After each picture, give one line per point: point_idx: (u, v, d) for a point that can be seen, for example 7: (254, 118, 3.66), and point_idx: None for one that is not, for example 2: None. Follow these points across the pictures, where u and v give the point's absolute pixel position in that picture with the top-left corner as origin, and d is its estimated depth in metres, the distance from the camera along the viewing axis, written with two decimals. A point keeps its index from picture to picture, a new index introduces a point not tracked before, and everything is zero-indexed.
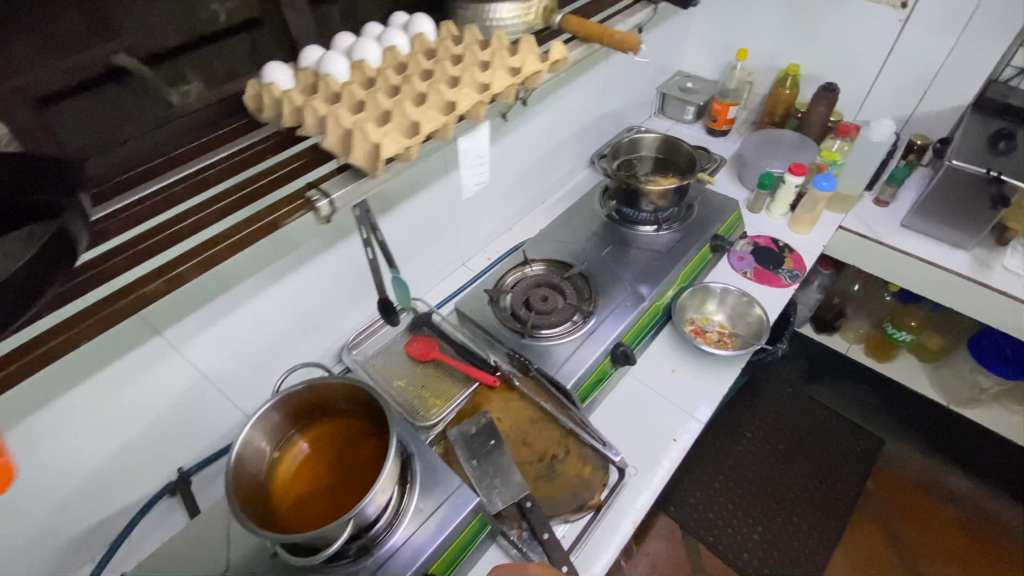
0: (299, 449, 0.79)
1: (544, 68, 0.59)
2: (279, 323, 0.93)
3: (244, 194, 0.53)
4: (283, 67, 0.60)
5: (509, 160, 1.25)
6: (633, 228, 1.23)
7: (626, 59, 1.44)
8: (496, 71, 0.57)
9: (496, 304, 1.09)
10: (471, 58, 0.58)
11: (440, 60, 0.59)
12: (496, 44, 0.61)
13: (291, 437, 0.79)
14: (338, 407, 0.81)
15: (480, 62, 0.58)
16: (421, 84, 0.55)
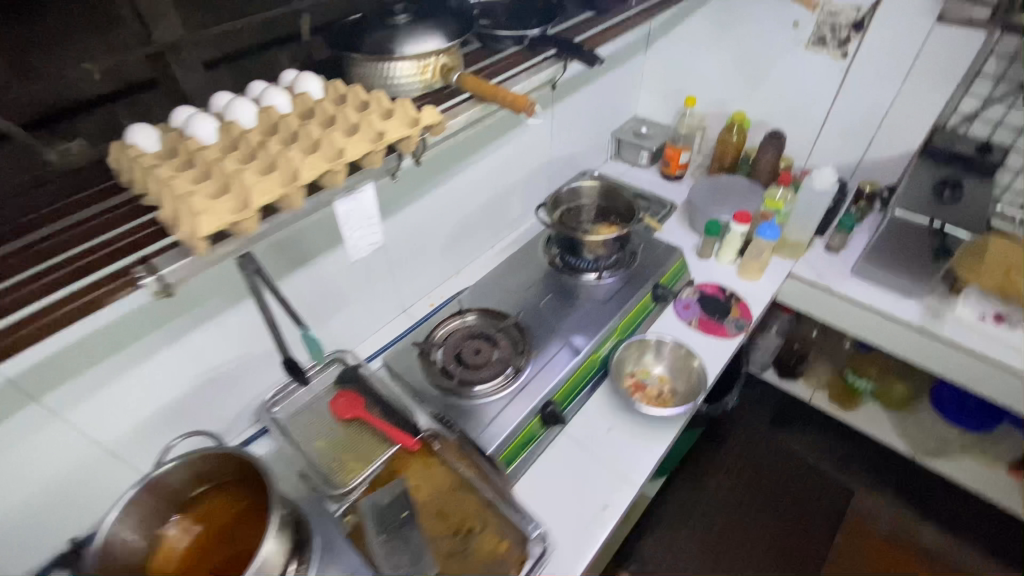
0: (176, 534, 0.72)
1: (413, 132, 0.55)
2: (184, 383, 0.88)
3: (73, 269, 0.48)
4: (149, 128, 0.57)
5: (450, 207, 1.22)
6: (575, 276, 1.19)
7: (578, 104, 1.43)
8: (361, 132, 0.53)
9: (426, 357, 1.04)
10: (340, 122, 0.55)
11: (311, 122, 0.57)
12: (374, 106, 0.58)
13: (167, 522, 0.73)
14: (225, 479, 0.76)
15: (348, 125, 0.55)
16: (274, 151, 0.51)
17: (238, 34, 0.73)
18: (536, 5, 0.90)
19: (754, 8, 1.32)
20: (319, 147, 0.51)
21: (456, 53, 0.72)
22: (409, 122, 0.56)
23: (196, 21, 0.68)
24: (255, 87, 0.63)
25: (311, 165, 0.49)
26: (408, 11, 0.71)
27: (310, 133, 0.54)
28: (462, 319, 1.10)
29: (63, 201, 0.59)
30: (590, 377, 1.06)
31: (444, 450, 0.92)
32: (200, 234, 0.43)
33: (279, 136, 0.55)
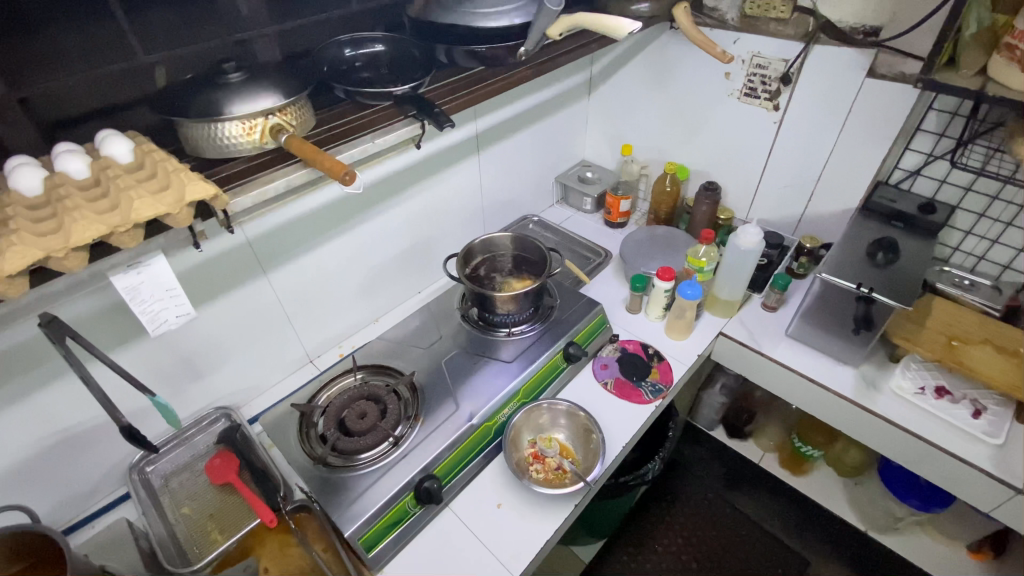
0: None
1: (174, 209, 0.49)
2: (27, 449, 0.81)
3: None
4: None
5: (361, 255, 1.17)
6: (487, 332, 1.13)
7: (513, 150, 1.39)
8: (114, 211, 0.48)
9: (308, 420, 0.98)
10: (104, 197, 0.50)
11: (81, 195, 0.52)
12: (155, 178, 0.53)
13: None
14: (37, 559, 0.73)
15: (109, 200, 0.50)
16: (7, 232, 0.46)
17: (82, 92, 0.71)
18: (418, 58, 0.87)
19: (685, 57, 1.28)
20: (55, 230, 0.47)
21: (296, 112, 0.69)
22: (174, 198, 0.50)
23: (23, 80, 0.66)
24: (60, 150, 0.60)
25: (18, 253, 0.44)
26: (244, 69, 0.67)
27: (62, 210, 0.49)
28: (354, 377, 1.06)
29: None
30: (485, 445, 0.98)
31: (305, 527, 0.88)
32: None
33: (40, 210, 0.51)
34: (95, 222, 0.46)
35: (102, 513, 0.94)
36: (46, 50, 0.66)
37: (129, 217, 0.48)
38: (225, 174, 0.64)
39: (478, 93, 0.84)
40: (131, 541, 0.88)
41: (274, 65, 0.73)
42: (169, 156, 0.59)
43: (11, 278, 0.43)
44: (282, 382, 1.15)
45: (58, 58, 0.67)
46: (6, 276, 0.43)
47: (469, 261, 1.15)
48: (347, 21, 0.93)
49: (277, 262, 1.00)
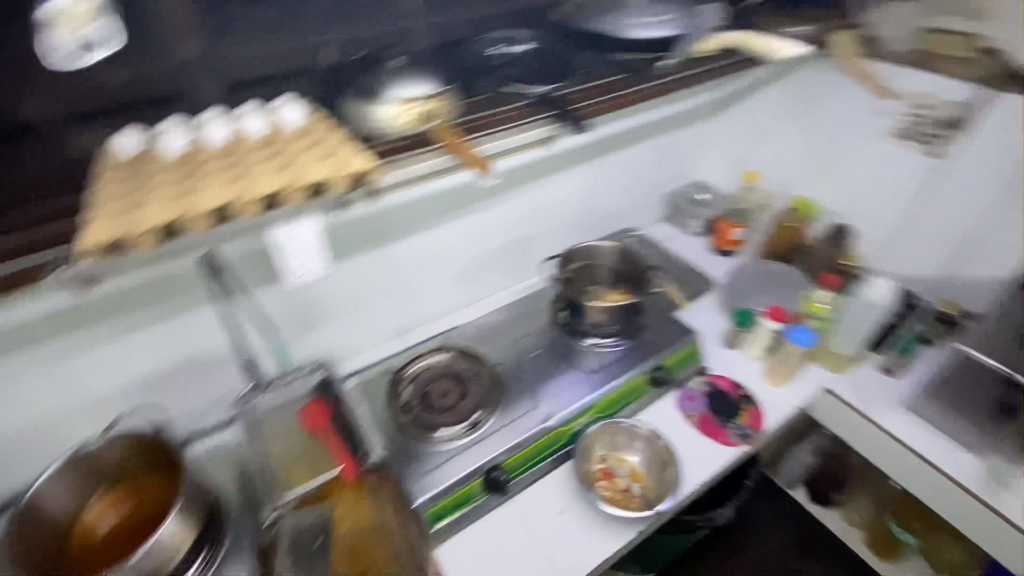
0: (100, 510, 0.78)
1: (337, 177, 0.54)
2: (165, 362, 0.93)
3: (18, 248, 0.56)
4: (133, 134, 0.62)
5: (466, 242, 1.22)
6: (576, 339, 1.11)
7: (630, 161, 1.38)
8: (287, 171, 0.54)
9: (394, 388, 1.04)
10: (280, 157, 0.57)
11: (258, 152, 0.58)
12: (320, 145, 0.59)
13: (91, 496, 0.79)
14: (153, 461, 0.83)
15: (283, 161, 0.56)
16: (194, 178, 0.53)
17: (265, 61, 0.80)
18: (561, 61, 0.89)
19: (835, 88, 1.19)
20: (237, 180, 0.53)
21: (446, 103, 0.72)
22: (337, 167, 0.55)
23: (222, 44, 0.76)
24: (241, 110, 0.68)
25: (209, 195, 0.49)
26: (405, 58, 0.73)
27: (243, 164, 0.56)
28: (441, 356, 1.10)
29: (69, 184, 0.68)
30: (555, 449, 0.98)
31: (377, 490, 0.90)
32: (86, 241, 0.46)
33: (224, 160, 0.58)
34: (265, 181, 0.52)
35: (208, 433, 1.05)
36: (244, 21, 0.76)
37: (300, 179, 0.53)
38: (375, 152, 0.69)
39: (614, 101, 0.84)
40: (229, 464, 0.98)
41: (430, 54, 0.77)
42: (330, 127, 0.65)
43: (201, 216, 0.49)
44: (374, 348, 1.22)
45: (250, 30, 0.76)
46: (196, 213, 0.49)
47: (569, 264, 1.16)
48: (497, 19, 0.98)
49: (393, 236, 1.07)
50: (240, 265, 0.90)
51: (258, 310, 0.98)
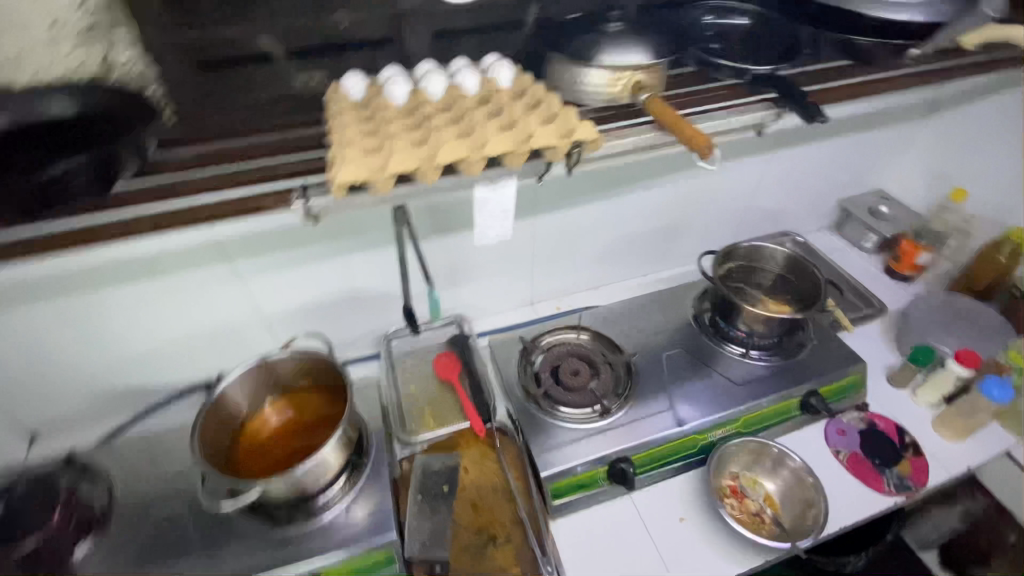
0: (270, 411, 0.88)
1: (562, 145, 0.53)
2: (332, 292, 1.01)
3: (259, 175, 0.62)
4: (360, 77, 0.65)
5: (616, 222, 1.18)
6: (719, 343, 1.05)
7: (808, 159, 1.24)
8: (511, 133, 0.53)
9: (525, 356, 1.04)
10: (503, 116, 0.56)
11: (478, 109, 0.58)
12: (540, 109, 0.58)
13: (266, 398, 0.88)
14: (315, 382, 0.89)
15: (507, 122, 0.55)
16: (425, 130, 0.54)
17: (471, 15, 0.80)
18: (781, 40, 0.79)
19: None
20: (466, 133, 0.54)
21: (658, 76, 0.67)
22: (562, 132, 0.55)
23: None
24: (456, 64, 0.68)
25: (449, 148, 0.51)
26: (624, 22, 0.68)
27: (470, 121, 0.56)
28: (575, 335, 1.08)
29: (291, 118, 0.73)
30: (682, 457, 0.94)
31: (505, 449, 0.94)
32: (337, 180, 0.49)
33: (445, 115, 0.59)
34: (491, 141, 0.52)
35: (355, 362, 1.13)
36: None
37: (527, 141, 0.53)
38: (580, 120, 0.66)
39: (841, 90, 0.74)
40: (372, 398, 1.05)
41: (644, 20, 0.72)
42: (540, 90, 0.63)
43: (436, 167, 0.51)
44: (505, 313, 1.24)
45: None
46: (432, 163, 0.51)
47: (726, 262, 1.08)
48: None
49: (548, 206, 1.07)
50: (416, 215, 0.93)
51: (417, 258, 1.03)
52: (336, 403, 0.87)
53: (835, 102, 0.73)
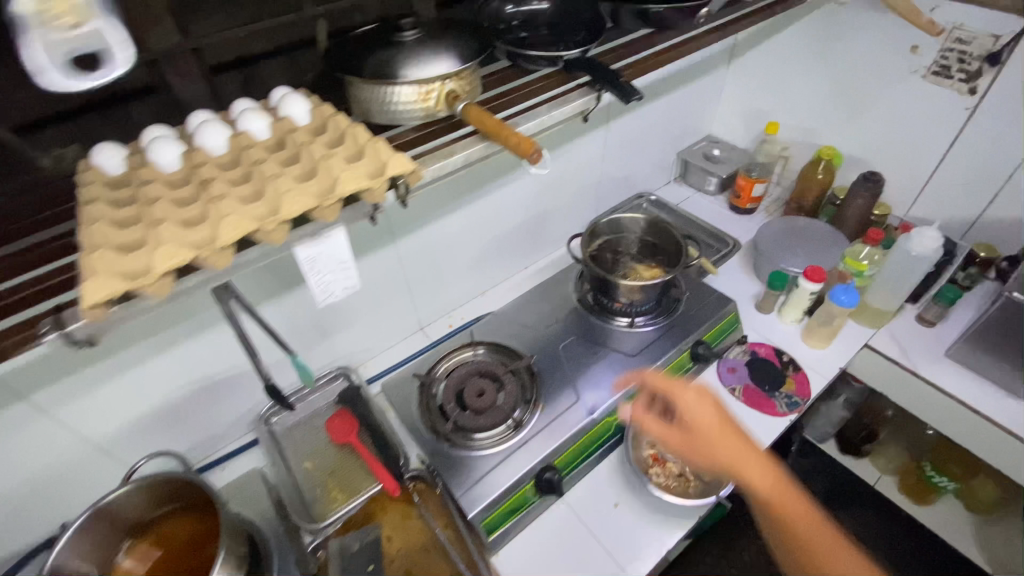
0: (130, 561, 0.72)
1: (374, 186, 0.47)
2: (179, 390, 0.85)
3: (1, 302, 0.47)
4: (114, 148, 0.53)
5: (481, 226, 1.14)
6: (606, 319, 1.06)
7: (642, 121, 1.28)
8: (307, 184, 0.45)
9: (425, 391, 0.96)
10: (302, 163, 0.47)
11: (270, 159, 0.49)
12: (343, 144, 0.50)
13: (121, 547, 0.72)
14: (182, 503, 0.75)
15: (306, 169, 0.47)
16: (201, 203, 0.44)
17: (249, 41, 0.69)
18: (584, 18, 0.78)
19: (858, 27, 1.12)
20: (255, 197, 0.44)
21: (468, 78, 0.63)
22: (374, 170, 0.47)
23: (195, 26, 0.64)
24: (237, 107, 0.58)
25: (233, 223, 0.42)
26: (418, 27, 0.63)
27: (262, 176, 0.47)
28: (472, 352, 1.02)
29: (44, 211, 0.58)
30: (601, 441, 0.94)
31: (428, 502, 0.88)
32: (87, 302, 0.37)
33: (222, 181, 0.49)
34: (283, 203, 0.43)
35: (236, 454, 0.98)
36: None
37: (333, 190, 0.46)
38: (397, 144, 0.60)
39: (650, 60, 0.75)
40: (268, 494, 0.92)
41: (442, 21, 0.67)
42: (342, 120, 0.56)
43: (225, 249, 0.42)
44: (393, 347, 1.15)
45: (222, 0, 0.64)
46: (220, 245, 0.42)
47: (593, 240, 1.09)
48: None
49: (404, 229, 0.99)
50: (255, 279, 0.81)
51: (274, 323, 0.90)
52: (209, 524, 0.73)
53: (648, 72, 0.74)
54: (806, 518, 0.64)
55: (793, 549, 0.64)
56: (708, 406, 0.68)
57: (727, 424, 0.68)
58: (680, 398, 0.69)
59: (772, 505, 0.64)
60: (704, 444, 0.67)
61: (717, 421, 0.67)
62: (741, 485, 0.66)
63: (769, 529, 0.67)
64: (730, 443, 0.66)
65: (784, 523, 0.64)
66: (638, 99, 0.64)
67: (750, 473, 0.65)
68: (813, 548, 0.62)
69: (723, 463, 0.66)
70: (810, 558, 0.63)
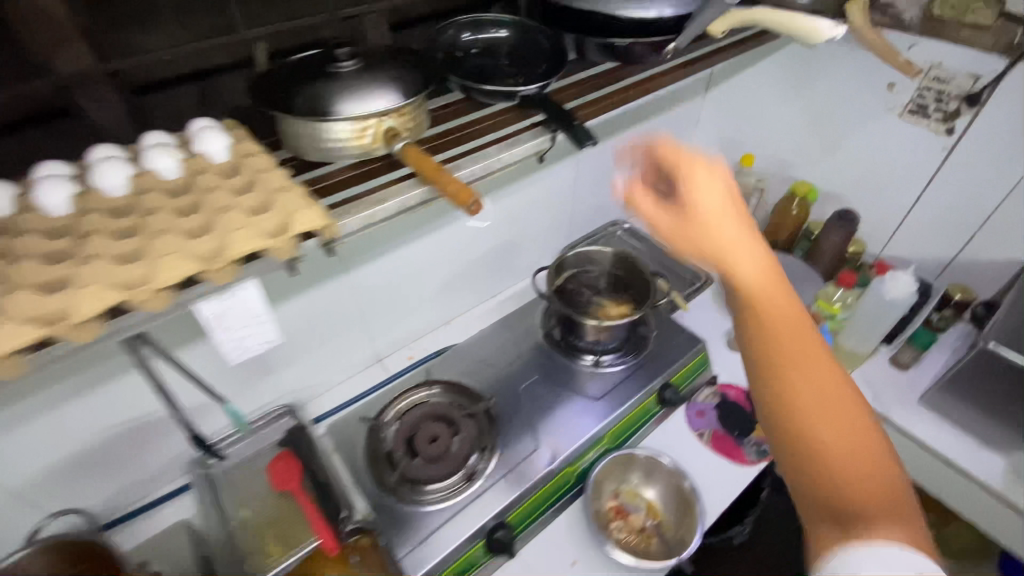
0: None
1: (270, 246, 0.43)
2: (101, 435, 0.77)
3: None
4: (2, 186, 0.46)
5: (444, 255, 1.08)
6: (572, 358, 1.00)
7: (616, 149, 1.25)
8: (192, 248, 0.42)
9: (374, 436, 0.90)
10: (191, 221, 0.44)
11: (163, 212, 0.45)
12: (252, 194, 0.47)
13: None
14: None
15: (191, 228, 0.44)
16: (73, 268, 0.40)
17: (176, 63, 0.63)
18: (546, 48, 0.74)
19: (835, 62, 1.09)
20: (141, 280, 0.40)
21: (413, 113, 0.58)
22: (274, 229, 0.44)
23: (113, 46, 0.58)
24: (146, 139, 0.51)
25: (92, 295, 0.38)
26: (357, 57, 0.57)
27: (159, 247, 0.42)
28: (426, 392, 0.95)
29: None
30: (561, 493, 0.89)
31: (368, 559, 0.81)
32: None
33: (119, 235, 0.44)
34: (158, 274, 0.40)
35: (160, 503, 0.88)
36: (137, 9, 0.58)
37: (221, 253, 0.42)
38: (327, 185, 0.54)
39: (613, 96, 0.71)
40: (194, 549, 0.84)
41: (387, 50, 0.62)
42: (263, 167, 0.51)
43: (85, 323, 0.38)
44: (348, 381, 1.08)
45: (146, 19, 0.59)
46: (78, 322, 0.38)
47: (559, 273, 1.04)
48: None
49: (358, 259, 0.93)
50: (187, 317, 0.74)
51: (210, 361, 0.83)
52: None
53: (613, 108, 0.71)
54: (807, 356, 0.41)
55: (769, 381, 0.41)
56: (722, 194, 0.46)
57: (739, 210, 0.46)
58: (678, 162, 0.48)
59: (756, 299, 0.42)
60: (693, 205, 0.46)
61: (723, 202, 0.46)
62: (726, 279, 0.44)
63: (742, 341, 0.43)
64: (731, 217, 0.45)
65: (769, 334, 0.41)
66: (593, 144, 0.60)
67: (741, 256, 0.43)
68: (799, 392, 0.40)
69: (708, 220, 0.45)
70: (789, 405, 0.40)
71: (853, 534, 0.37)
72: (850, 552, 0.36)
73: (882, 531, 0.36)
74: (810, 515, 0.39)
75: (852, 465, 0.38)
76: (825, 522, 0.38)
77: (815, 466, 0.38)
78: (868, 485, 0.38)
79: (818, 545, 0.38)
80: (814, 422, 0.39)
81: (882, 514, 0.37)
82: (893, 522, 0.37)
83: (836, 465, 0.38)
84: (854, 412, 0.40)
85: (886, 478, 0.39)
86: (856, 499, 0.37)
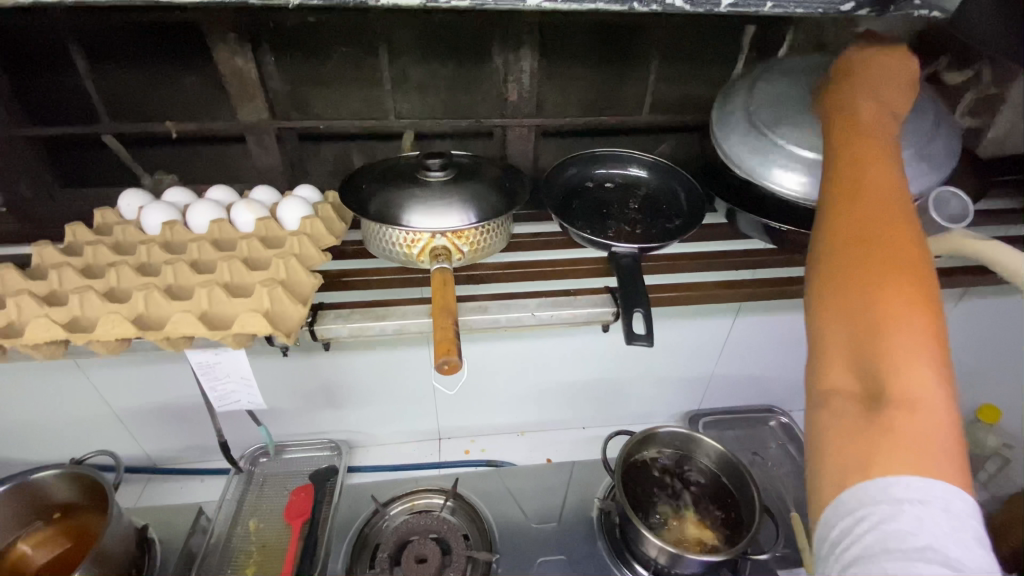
0: (29, 543, 0.76)
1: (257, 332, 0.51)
2: (179, 399, 0.90)
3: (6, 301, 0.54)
4: (154, 208, 0.60)
5: (537, 366, 0.97)
6: (618, 559, 0.81)
7: (792, 328, 1.00)
8: (190, 315, 0.52)
9: (373, 521, 0.86)
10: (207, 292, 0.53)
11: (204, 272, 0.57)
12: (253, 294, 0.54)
13: (28, 528, 0.77)
14: (79, 503, 0.78)
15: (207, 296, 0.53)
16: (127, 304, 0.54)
17: (348, 133, 0.80)
18: (684, 205, 0.64)
19: None
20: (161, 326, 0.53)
21: (481, 237, 0.54)
22: (269, 321, 0.51)
23: (278, 106, 0.76)
24: (254, 193, 0.64)
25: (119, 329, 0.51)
26: (448, 166, 0.56)
27: (208, 299, 0.53)
28: (442, 502, 0.88)
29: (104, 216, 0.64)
30: None
31: None
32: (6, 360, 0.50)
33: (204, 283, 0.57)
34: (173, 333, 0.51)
35: (206, 474, 0.98)
36: (321, 100, 0.77)
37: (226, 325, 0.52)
38: (360, 281, 0.60)
39: (715, 289, 0.66)
40: (187, 533, 0.87)
41: (492, 167, 0.60)
42: (303, 258, 0.57)
43: (111, 341, 0.52)
44: (398, 445, 1.03)
45: (312, 86, 0.76)
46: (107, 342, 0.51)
47: (644, 446, 0.85)
48: (616, 123, 0.84)
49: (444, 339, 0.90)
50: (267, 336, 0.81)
51: (280, 375, 0.91)
52: (97, 528, 0.75)
53: (703, 301, 0.64)
54: (896, 200, 0.40)
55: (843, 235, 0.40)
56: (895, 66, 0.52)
57: (902, 86, 0.51)
58: (838, 68, 0.55)
59: (855, 147, 0.45)
60: (835, 95, 0.51)
61: (870, 86, 0.50)
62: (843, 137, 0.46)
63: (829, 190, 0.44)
64: (870, 96, 0.49)
65: (858, 175, 0.42)
66: (649, 345, 0.49)
67: (861, 117, 0.47)
68: (870, 234, 0.39)
69: (837, 102, 0.50)
70: (861, 240, 0.39)
71: (879, 409, 0.35)
72: (872, 470, 0.34)
73: (908, 405, 0.34)
74: (830, 372, 0.38)
75: (906, 313, 0.36)
76: (841, 368, 0.38)
77: (860, 302, 0.37)
78: (913, 347, 0.35)
79: (830, 396, 0.37)
80: (881, 263, 0.38)
81: (922, 384, 0.35)
82: (931, 400, 0.34)
83: (891, 312, 0.36)
84: (927, 268, 0.38)
85: (926, 334, 0.36)
86: (901, 366, 0.35)
